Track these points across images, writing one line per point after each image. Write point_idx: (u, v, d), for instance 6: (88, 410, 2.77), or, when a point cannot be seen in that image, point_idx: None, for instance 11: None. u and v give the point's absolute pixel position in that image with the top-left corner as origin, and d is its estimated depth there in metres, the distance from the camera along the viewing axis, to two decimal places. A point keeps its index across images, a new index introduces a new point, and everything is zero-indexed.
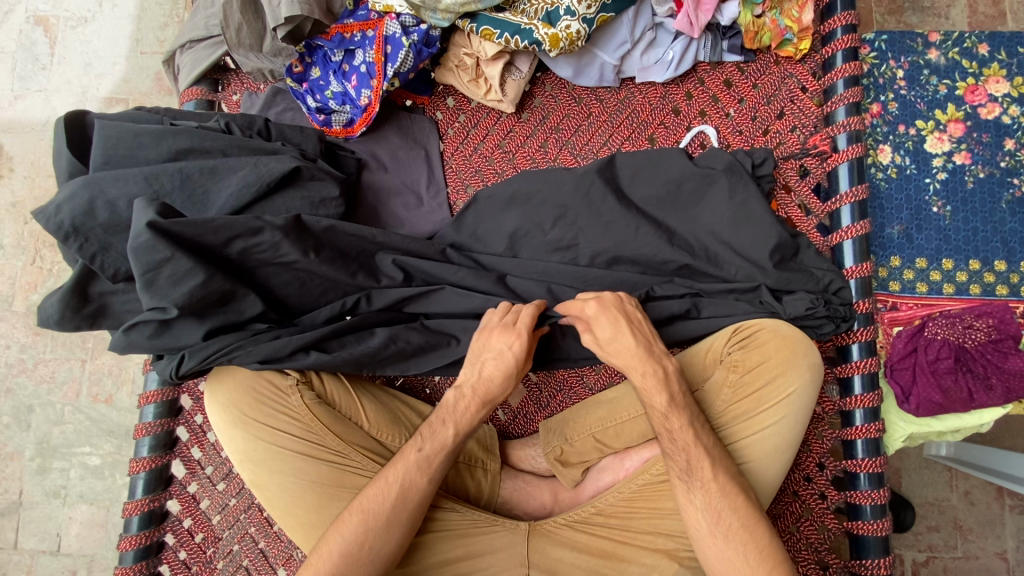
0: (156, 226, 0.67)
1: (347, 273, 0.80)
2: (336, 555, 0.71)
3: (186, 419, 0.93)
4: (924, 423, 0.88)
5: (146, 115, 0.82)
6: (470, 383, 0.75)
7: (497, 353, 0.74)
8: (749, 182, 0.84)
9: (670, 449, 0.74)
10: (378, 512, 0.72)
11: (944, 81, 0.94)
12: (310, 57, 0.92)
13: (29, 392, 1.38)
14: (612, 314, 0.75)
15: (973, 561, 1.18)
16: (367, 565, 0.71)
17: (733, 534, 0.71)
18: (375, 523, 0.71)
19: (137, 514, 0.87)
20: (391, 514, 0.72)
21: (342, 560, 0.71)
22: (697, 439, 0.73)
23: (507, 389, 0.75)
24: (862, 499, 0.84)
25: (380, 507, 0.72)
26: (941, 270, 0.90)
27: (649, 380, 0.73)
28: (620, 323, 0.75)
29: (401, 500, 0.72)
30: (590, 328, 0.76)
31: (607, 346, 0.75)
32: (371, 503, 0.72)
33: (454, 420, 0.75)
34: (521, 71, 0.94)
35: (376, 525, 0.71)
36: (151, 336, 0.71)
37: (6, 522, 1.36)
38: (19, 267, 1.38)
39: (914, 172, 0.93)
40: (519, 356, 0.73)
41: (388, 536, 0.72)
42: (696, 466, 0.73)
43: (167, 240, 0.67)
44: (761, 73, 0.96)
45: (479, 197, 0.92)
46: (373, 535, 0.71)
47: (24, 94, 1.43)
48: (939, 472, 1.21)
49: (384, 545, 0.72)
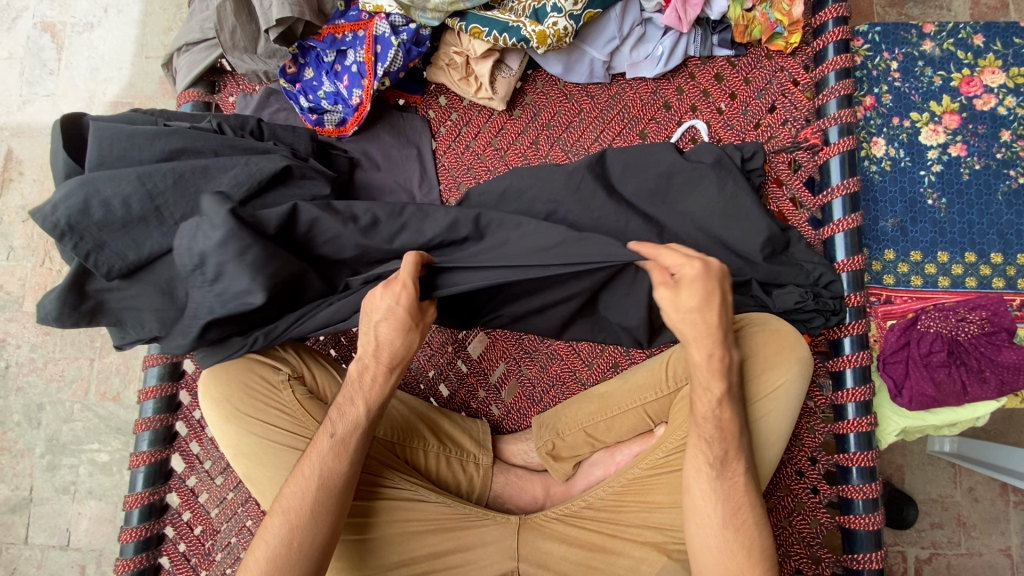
0: (233, 214, 0.66)
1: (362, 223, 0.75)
2: (266, 556, 0.70)
3: (185, 415, 0.95)
4: (918, 417, 0.87)
5: (141, 117, 0.84)
6: (370, 351, 0.72)
7: (386, 312, 0.70)
8: (738, 175, 0.84)
9: (708, 438, 0.71)
10: (299, 507, 0.70)
11: (939, 73, 0.93)
12: (304, 58, 0.94)
13: (39, 390, 1.41)
14: (709, 288, 0.66)
15: (977, 558, 1.17)
16: (298, 562, 0.69)
17: (746, 530, 0.70)
18: (298, 519, 0.70)
19: (136, 508, 0.89)
20: (315, 505, 0.71)
21: (270, 561, 0.69)
22: (735, 435, 0.72)
23: (409, 343, 0.71)
24: (854, 493, 0.83)
25: (302, 500, 0.71)
26: (936, 263, 0.90)
27: (713, 363, 0.70)
28: (713, 298, 0.67)
29: (322, 489, 0.71)
30: (675, 287, 0.67)
31: (685, 313, 0.67)
32: (294, 499, 0.71)
33: (361, 396, 0.73)
34: (511, 68, 0.94)
35: (301, 519, 0.70)
36: (222, 327, 0.73)
37: (17, 518, 1.39)
38: (29, 268, 1.42)
39: (909, 164, 0.92)
40: (409, 309, 0.69)
41: (315, 528, 0.70)
42: (731, 457, 0.71)
43: (247, 228, 0.66)
44: (752, 68, 0.96)
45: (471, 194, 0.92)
46: (300, 530, 0.70)
47: (32, 99, 1.46)
48: (942, 468, 1.20)
49: (312, 538, 0.70)
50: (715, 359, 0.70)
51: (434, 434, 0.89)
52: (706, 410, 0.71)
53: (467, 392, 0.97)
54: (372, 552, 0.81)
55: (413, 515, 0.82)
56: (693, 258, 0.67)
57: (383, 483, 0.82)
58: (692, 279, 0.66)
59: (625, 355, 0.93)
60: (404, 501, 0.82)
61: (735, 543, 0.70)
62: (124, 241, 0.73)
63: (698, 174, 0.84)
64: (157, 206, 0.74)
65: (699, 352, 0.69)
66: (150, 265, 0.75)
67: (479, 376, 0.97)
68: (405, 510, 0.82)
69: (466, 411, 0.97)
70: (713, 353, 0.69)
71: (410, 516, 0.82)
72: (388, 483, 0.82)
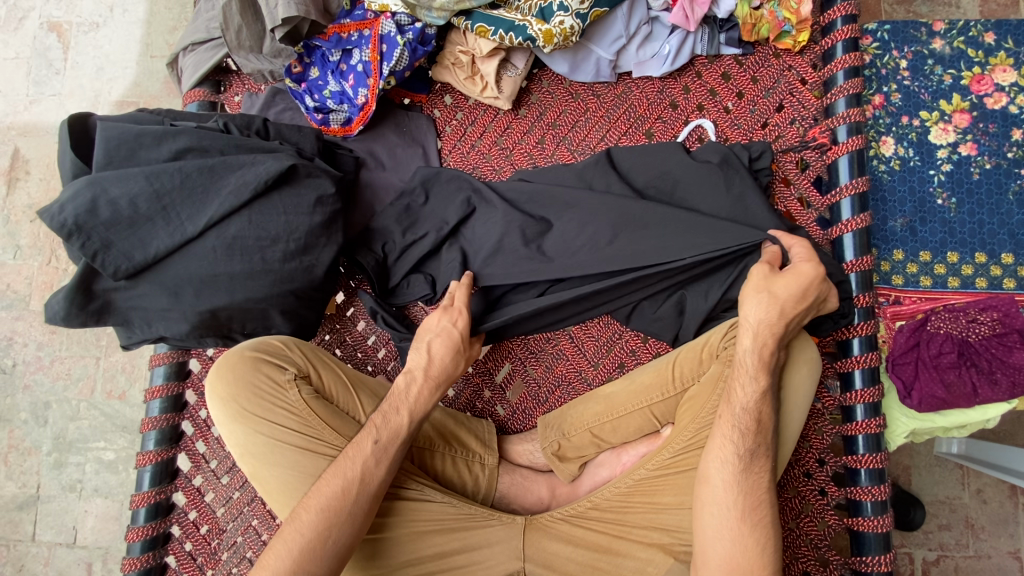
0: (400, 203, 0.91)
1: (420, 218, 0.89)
2: (295, 550, 0.69)
3: (192, 414, 0.95)
4: (926, 419, 0.87)
5: (148, 116, 0.84)
6: (420, 366, 0.77)
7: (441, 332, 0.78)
8: (745, 175, 0.83)
9: (733, 435, 0.72)
10: (336, 507, 0.71)
11: (949, 71, 0.92)
12: (309, 57, 0.93)
13: (45, 388, 1.41)
14: (807, 289, 0.72)
15: (985, 560, 1.16)
16: (325, 559, 0.69)
17: (745, 529, 0.70)
18: (337, 517, 0.71)
19: (143, 507, 0.90)
20: (352, 507, 0.71)
21: (301, 554, 0.69)
22: (752, 435, 0.72)
23: (458, 363, 0.79)
24: (863, 495, 0.83)
25: (336, 502, 0.71)
26: (946, 263, 0.89)
27: (760, 355, 0.72)
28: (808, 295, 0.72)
29: (365, 491, 0.72)
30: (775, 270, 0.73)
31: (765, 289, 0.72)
32: (332, 495, 0.72)
33: (407, 407, 0.76)
34: (517, 67, 0.94)
35: (335, 520, 0.71)
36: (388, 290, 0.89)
37: (24, 515, 1.40)
38: (35, 267, 1.42)
39: (918, 164, 0.91)
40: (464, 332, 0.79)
41: (350, 526, 0.71)
42: (747, 459, 0.71)
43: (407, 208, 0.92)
44: (760, 66, 0.95)
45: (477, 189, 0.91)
46: (333, 530, 0.70)
47: (38, 98, 1.47)
48: (950, 469, 1.19)
49: (343, 538, 0.71)
50: (763, 351, 0.72)
51: (442, 435, 0.89)
52: (746, 401, 0.72)
53: (472, 392, 0.97)
54: (380, 551, 0.81)
55: (420, 515, 0.82)
56: (811, 261, 0.72)
57: (400, 483, 0.83)
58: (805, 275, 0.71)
59: (630, 355, 0.92)
60: (411, 501, 0.82)
61: (737, 538, 0.70)
62: (131, 241, 0.73)
63: (706, 173, 0.84)
64: (164, 205, 0.74)
65: (751, 339, 0.72)
66: (156, 265, 0.75)
67: (484, 376, 0.96)
68: (415, 509, 0.82)
69: (470, 411, 0.97)
70: (761, 339, 0.72)
71: (419, 515, 0.82)
72: (405, 482, 0.83)
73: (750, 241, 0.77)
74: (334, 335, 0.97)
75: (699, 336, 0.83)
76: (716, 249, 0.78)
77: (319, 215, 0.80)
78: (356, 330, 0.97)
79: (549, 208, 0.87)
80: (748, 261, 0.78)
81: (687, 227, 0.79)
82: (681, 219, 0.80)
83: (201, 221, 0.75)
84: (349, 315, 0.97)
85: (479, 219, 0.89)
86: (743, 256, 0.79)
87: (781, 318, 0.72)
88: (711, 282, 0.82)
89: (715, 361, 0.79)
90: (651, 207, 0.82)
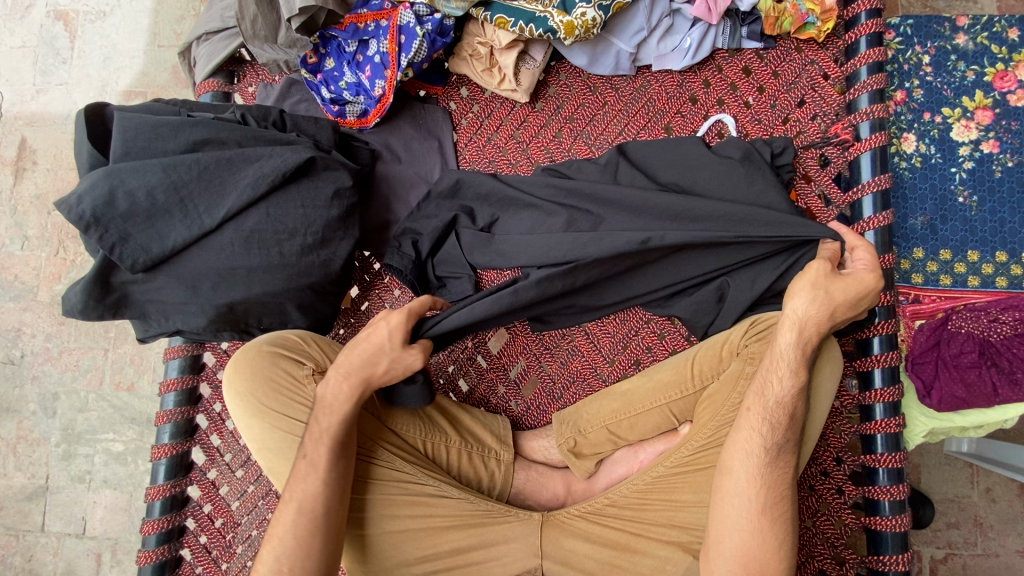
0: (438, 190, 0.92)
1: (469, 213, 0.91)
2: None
3: (206, 407, 0.94)
4: (945, 418, 0.86)
5: (164, 107, 0.83)
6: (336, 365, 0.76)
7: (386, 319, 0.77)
8: (767, 171, 0.82)
9: (762, 429, 0.72)
10: (284, 535, 0.72)
11: (972, 67, 0.91)
12: (324, 47, 0.91)
13: (54, 379, 1.41)
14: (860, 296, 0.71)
15: (993, 559, 1.16)
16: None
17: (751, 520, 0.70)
18: (285, 547, 0.71)
19: (159, 499, 0.89)
20: (298, 530, 0.71)
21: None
22: (774, 429, 0.71)
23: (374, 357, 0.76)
24: (881, 494, 0.82)
25: (285, 527, 0.72)
26: (966, 262, 0.88)
27: (801, 349, 0.72)
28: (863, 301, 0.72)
29: (302, 512, 0.72)
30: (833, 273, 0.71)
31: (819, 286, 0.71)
32: (282, 527, 0.72)
33: (329, 412, 0.74)
34: (535, 60, 0.93)
35: (289, 547, 0.71)
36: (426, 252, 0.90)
37: (33, 506, 1.40)
38: (43, 258, 1.42)
39: (940, 161, 0.90)
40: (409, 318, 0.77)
41: (306, 554, 0.71)
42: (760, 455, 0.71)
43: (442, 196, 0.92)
44: (781, 60, 0.93)
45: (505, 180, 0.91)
46: (290, 556, 0.71)
47: (45, 88, 1.45)
48: (960, 468, 1.19)
49: (308, 559, 0.71)
50: (805, 345, 0.72)
51: (456, 430, 0.88)
52: (780, 395, 0.72)
53: (487, 387, 0.96)
54: (397, 546, 0.81)
55: (436, 511, 0.81)
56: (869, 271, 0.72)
57: (376, 483, 0.81)
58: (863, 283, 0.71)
59: (647, 353, 0.92)
60: (427, 496, 0.82)
61: (756, 534, 0.70)
62: (149, 234, 0.73)
63: (728, 169, 0.83)
64: (182, 198, 0.73)
65: (794, 332, 0.72)
66: (174, 258, 0.75)
67: (498, 372, 0.96)
68: (392, 514, 0.81)
69: (485, 407, 0.96)
70: (805, 334, 0.71)
71: (435, 511, 0.81)
72: (377, 482, 0.81)
73: (808, 236, 0.75)
74: (349, 329, 0.96)
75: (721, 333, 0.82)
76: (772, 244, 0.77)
77: (337, 209, 0.79)
78: None
79: (567, 204, 0.86)
80: (802, 256, 0.77)
81: (739, 221, 0.78)
82: (732, 213, 0.78)
83: (219, 214, 0.74)
84: (364, 308, 0.96)
85: (510, 221, 0.89)
86: (797, 248, 0.78)
87: (830, 320, 0.71)
88: (758, 269, 0.80)
89: (737, 358, 0.78)
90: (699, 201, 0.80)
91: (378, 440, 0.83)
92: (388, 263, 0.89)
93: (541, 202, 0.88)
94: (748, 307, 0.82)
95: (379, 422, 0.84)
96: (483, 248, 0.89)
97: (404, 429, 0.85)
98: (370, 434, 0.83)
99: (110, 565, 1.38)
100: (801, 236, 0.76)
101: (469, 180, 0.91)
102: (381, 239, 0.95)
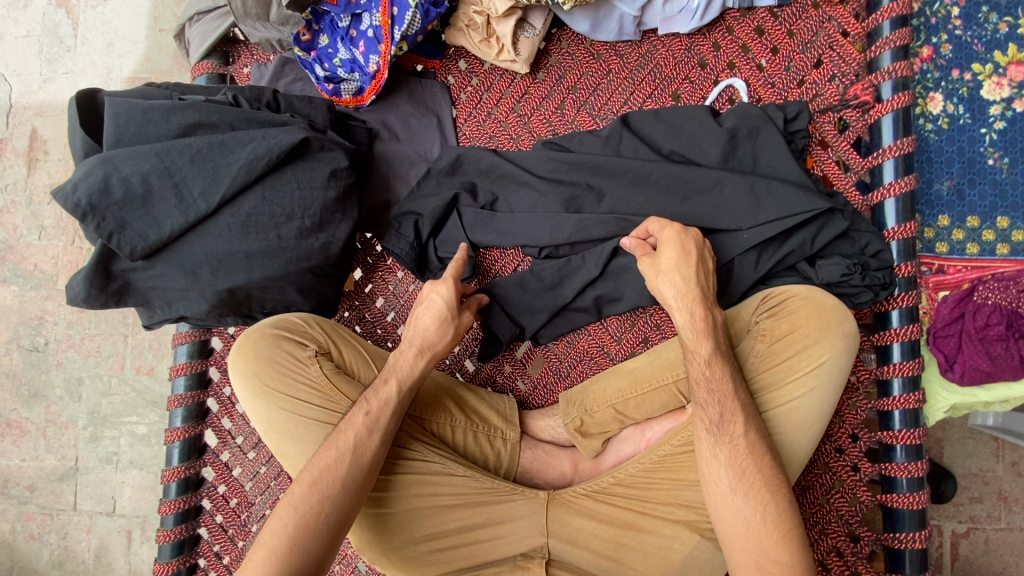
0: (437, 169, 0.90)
1: (472, 187, 0.88)
2: (291, 524, 0.69)
3: (216, 391, 0.96)
4: (969, 393, 0.83)
5: (155, 91, 0.82)
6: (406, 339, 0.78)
7: (427, 303, 0.78)
8: (779, 140, 0.78)
9: (704, 400, 0.71)
10: (333, 480, 0.70)
11: (1005, 19, 0.84)
12: (317, 24, 0.88)
13: (77, 365, 1.45)
14: (685, 247, 0.72)
15: (1017, 533, 1.13)
16: (323, 533, 0.69)
17: (765, 499, 0.68)
18: (329, 490, 0.70)
19: (174, 480, 0.92)
20: (348, 480, 0.71)
21: (298, 528, 0.68)
22: (732, 392, 0.71)
23: (444, 333, 0.77)
24: (898, 471, 0.80)
25: (335, 476, 0.70)
26: (995, 229, 0.83)
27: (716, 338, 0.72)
28: (690, 256, 0.72)
29: (354, 465, 0.71)
30: (655, 253, 0.74)
31: (666, 272, 0.72)
32: (328, 470, 0.71)
33: (396, 377, 0.75)
34: (534, 28, 0.89)
35: (331, 492, 0.70)
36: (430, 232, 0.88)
37: (65, 486, 1.46)
38: (60, 247, 1.44)
39: (969, 121, 0.85)
40: (448, 299, 0.77)
41: (347, 502, 0.70)
42: (728, 420, 0.70)
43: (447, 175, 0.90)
44: (796, 18, 0.88)
45: (506, 157, 0.88)
46: (330, 502, 0.69)
47: (52, 77, 1.45)
48: (984, 442, 1.15)
49: (339, 512, 0.70)
50: (717, 329, 0.72)
51: (461, 409, 0.88)
52: (702, 373, 0.72)
53: (493, 367, 0.96)
54: (405, 524, 0.81)
55: (443, 490, 0.82)
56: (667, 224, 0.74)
57: (407, 455, 0.82)
58: (669, 238, 0.73)
59: (655, 329, 0.90)
60: (435, 475, 0.82)
61: (760, 513, 0.68)
62: (145, 221, 0.72)
63: (736, 139, 0.79)
64: (176, 182, 0.73)
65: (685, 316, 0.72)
66: (172, 243, 0.74)
67: (504, 352, 0.95)
68: (402, 494, 0.81)
69: (492, 386, 0.96)
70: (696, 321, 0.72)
71: (443, 488, 0.82)
72: (404, 454, 0.82)
73: (811, 211, 0.74)
74: (354, 311, 0.96)
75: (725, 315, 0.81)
76: (772, 223, 0.76)
77: (333, 190, 0.79)
78: (375, 306, 0.96)
79: (569, 179, 0.84)
80: (795, 238, 0.77)
81: (732, 201, 0.77)
82: (723, 192, 0.78)
83: (215, 198, 0.73)
84: (368, 291, 0.96)
85: (510, 198, 0.87)
86: (794, 230, 0.77)
87: (685, 287, 0.71)
88: (760, 250, 0.78)
89: (749, 335, 0.77)
90: (704, 173, 0.78)
91: (410, 418, 0.84)
92: (387, 246, 0.88)
93: (537, 180, 0.85)
94: (759, 281, 0.80)
95: None
96: (482, 227, 0.87)
97: (429, 408, 0.86)
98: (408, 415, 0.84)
99: (141, 541, 1.44)
100: (798, 216, 0.75)
101: (470, 156, 0.89)
102: (382, 221, 0.93)
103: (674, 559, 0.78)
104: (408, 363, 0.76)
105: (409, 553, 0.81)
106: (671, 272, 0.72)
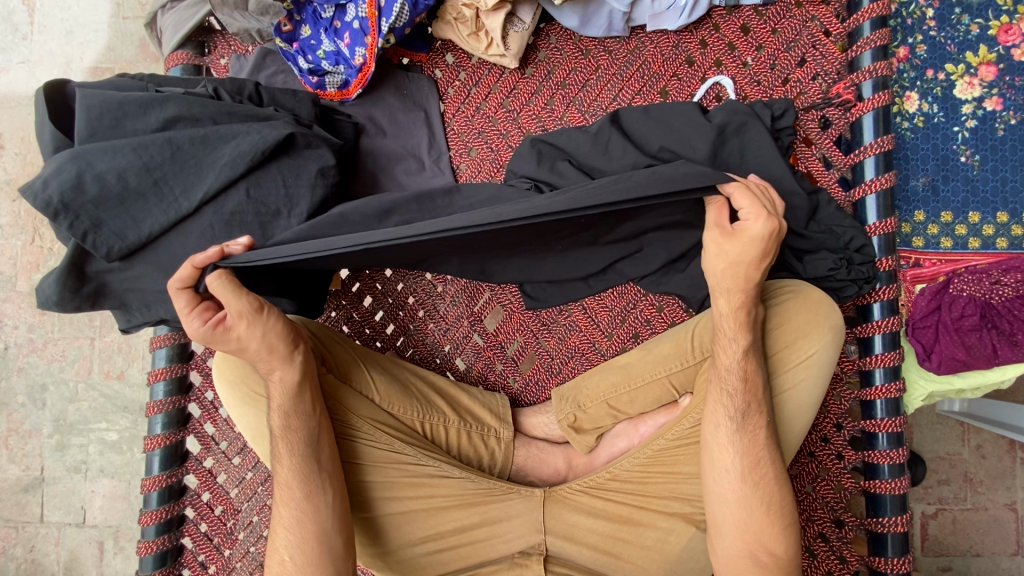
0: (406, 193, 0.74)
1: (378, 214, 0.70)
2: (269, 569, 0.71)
3: (198, 396, 0.93)
4: (944, 381, 0.87)
5: (130, 82, 0.78)
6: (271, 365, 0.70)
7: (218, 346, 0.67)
8: (767, 138, 0.80)
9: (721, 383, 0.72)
10: (285, 520, 0.71)
11: (976, 21, 0.87)
12: (299, 14, 0.86)
13: (41, 370, 1.38)
14: (765, 247, 0.64)
15: (982, 512, 1.19)
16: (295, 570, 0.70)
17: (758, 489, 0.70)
18: (285, 533, 0.71)
19: (155, 490, 0.88)
20: (301, 516, 0.70)
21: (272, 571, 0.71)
22: (726, 375, 0.71)
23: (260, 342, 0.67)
24: (880, 458, 0.83)
25: (286, 514, 0.71)
26: (967, 224, 0.86)
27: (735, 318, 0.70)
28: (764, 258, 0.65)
29: (295, 498, 0.71)
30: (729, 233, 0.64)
31: (728, 264, 0.66)
32: (290, 525, 0.71)
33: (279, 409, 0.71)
34: (524, 22, 0.88)
35: (289, 532, 0.71)
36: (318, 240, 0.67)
37: (30, 497, 1.39)
38: (19, 246, 1.36)
39: (943, 120, 0.88)
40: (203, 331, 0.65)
41: (303, 537, 0.70)
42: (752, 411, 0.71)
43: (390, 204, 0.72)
44: (781, 17, 0.89)
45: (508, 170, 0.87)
46: (292, 542, 0.70)
47: (7, 67, 1.37)
48: (951, 427, 1.20)
49: (300, 549, 0.70)
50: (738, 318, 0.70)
51: (454, 409, 0.87)
52: (721, 360, 0.71)
53: (484, 365, 0.96)
54: (400, 526, 0.80)
55: (438, 491, 0.81)
56: (761, 212, 0.62)
57: (400, 459, 0.80)
58: (751, 234, 0.62)
59: (645, 325, 0.91)
60: (429, 478, 0.81)
61: (749, 500, 0.70)
62: (122, 220, 0.68)
63: (723, 137, 0.80)
64: (156, 179, 0.69)
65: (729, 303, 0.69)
66: (151, 244, 0.71)
67: (496, 349, 0.95)
68: (393, 497, 0.80)
69: (483, 385, 0.96)
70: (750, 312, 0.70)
71: (437, 491, 0.81)
72: (394, 456, 0.80)
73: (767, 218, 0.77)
74: (340, 311, 0.95)
75: (691, 320, 0.83)
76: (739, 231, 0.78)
77: (321, 187, 0.77)
78: (362, 306, 0.95)
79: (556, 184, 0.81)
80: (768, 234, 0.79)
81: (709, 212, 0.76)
82: None
83: (197, 196, 0.70)
84: (355, 291, 0.95)
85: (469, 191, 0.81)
86: None
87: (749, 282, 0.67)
88: None
89: None
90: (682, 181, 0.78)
91: (389, 418, 0.82)
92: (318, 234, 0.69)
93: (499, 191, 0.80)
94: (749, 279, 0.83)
95: (386, 397, 0.82)
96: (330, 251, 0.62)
97: (420, 409, 0.84)
98: (394, 419, 0.82)
99: (113, 552, 1.38)
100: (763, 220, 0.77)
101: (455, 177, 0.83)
102: None
103: (670, 552, 0.79)
104: (280, 382, 0.70)
105: (404, 555, 0.81)
106: (737, 265, 0.65)
